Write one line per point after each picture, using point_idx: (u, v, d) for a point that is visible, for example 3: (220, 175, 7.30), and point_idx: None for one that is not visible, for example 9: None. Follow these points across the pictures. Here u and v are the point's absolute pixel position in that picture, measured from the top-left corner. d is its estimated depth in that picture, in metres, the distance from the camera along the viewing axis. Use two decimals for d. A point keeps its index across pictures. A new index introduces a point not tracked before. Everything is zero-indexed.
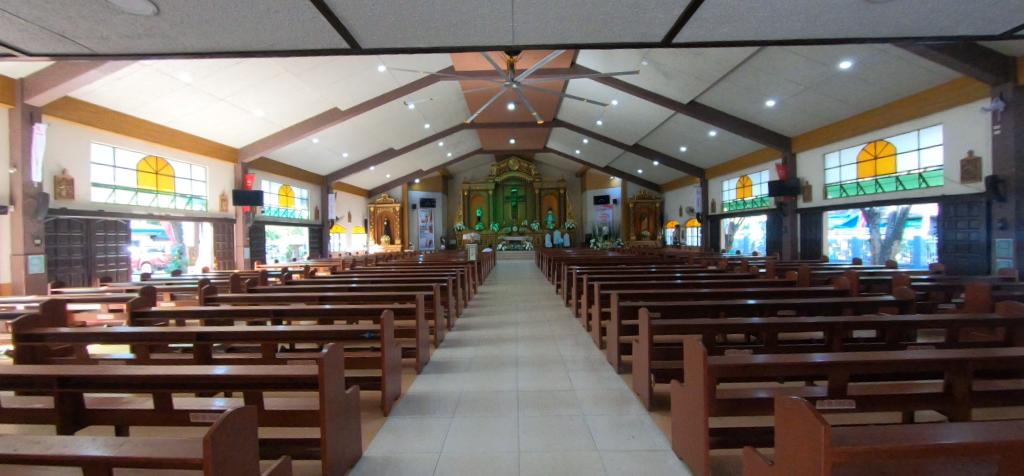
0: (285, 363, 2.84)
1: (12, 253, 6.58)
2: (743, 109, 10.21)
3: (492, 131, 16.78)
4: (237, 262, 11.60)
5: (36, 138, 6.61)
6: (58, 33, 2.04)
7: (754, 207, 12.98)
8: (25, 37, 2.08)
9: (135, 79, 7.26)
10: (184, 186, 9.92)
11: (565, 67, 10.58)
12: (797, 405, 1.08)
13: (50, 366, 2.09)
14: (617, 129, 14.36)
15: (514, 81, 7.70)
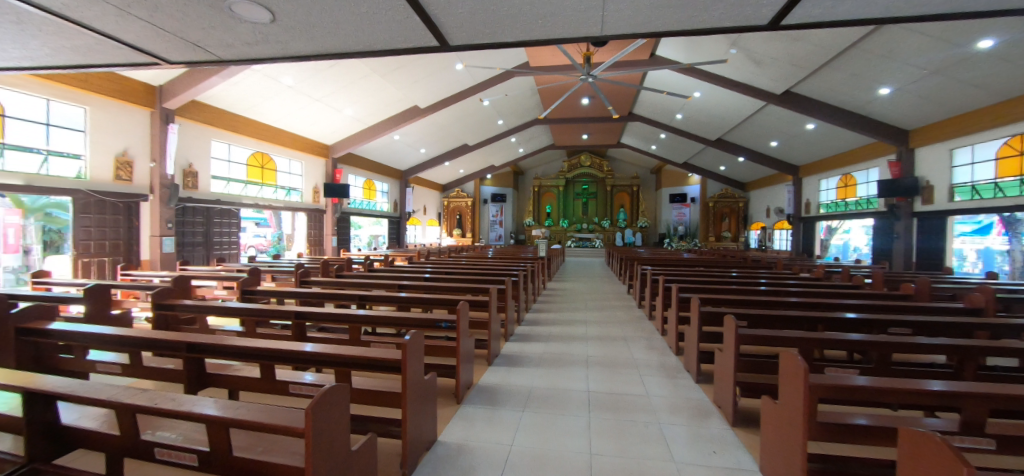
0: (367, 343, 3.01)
1: (150, 235, 7.74)
2: (850, 99, 9.11)
3: (565, 127, 16.79)
4: (326, 249, 12.76)
5: (170, 136, 7.69)
6: (194, 42, 2.33)
7: (858, 209, 11.64)
8: (169, 47, 2.40)
9: (249, 83, 8.20)
10: (285, 179, 11.04)
11: (644, 59, 10.24)
12: (931, 437, 0.95)
13: (180, 334, 2.41)
14: (699, 123, 13.57)
15: (589, 75, 7.47)
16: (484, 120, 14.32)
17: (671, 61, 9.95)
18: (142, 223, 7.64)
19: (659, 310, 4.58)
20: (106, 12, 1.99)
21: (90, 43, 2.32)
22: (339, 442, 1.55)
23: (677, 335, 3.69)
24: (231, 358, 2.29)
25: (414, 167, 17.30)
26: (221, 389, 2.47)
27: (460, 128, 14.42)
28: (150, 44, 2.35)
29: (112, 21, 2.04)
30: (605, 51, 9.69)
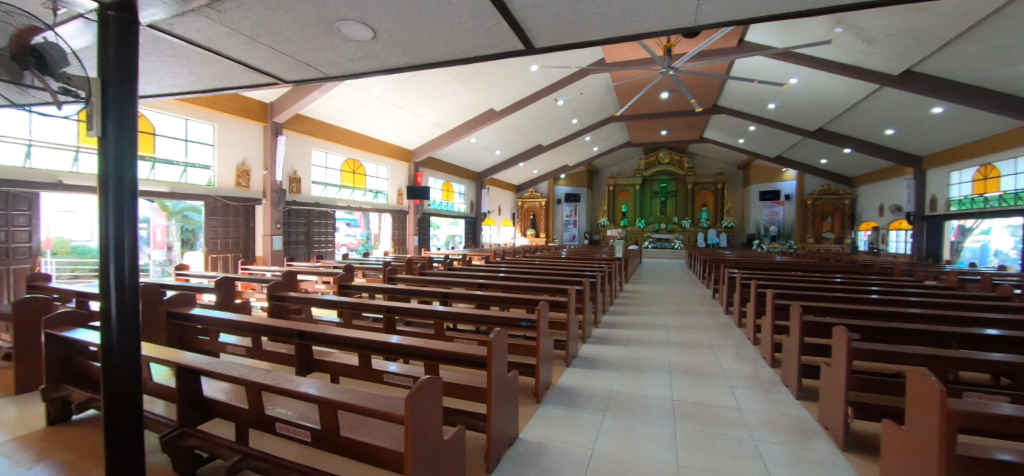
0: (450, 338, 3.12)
1: (264, 234, 8.80)
2: (990, 75, 7.69)
3: (642, 123, 16.38)
4: (409, 248, 13.57)
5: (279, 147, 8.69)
6: (308, 63, 2.61)
7: (1002, 206, 9.81)
8: (287, 68, 2.70)
9: (343, 96, 9.06)
10: (373, 182, 11.94)
11: (732, 46, 9.62)
12: None
13: (290, 322, 2.69)
14: (795, 113, 12.34)
15: (670, 67, 7.12)
16: (558, 120, 14.39)
17: (763, 46, 9.16)
18: (258, 224, 8.74)
19: (751, 317, 4.24)
20: (239, 41, 2.30)
21: (225, 69, 2.67)
22: (431, 430, 1.77)
23: (773, 346, 3.39)
24: (335, 346, 2.52)
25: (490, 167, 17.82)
26: (325, 374, 2.71)
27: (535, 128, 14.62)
28: (270, 66, 2.65)
29: (243, 48, 2.34)
30: (688, 40, 9.21)
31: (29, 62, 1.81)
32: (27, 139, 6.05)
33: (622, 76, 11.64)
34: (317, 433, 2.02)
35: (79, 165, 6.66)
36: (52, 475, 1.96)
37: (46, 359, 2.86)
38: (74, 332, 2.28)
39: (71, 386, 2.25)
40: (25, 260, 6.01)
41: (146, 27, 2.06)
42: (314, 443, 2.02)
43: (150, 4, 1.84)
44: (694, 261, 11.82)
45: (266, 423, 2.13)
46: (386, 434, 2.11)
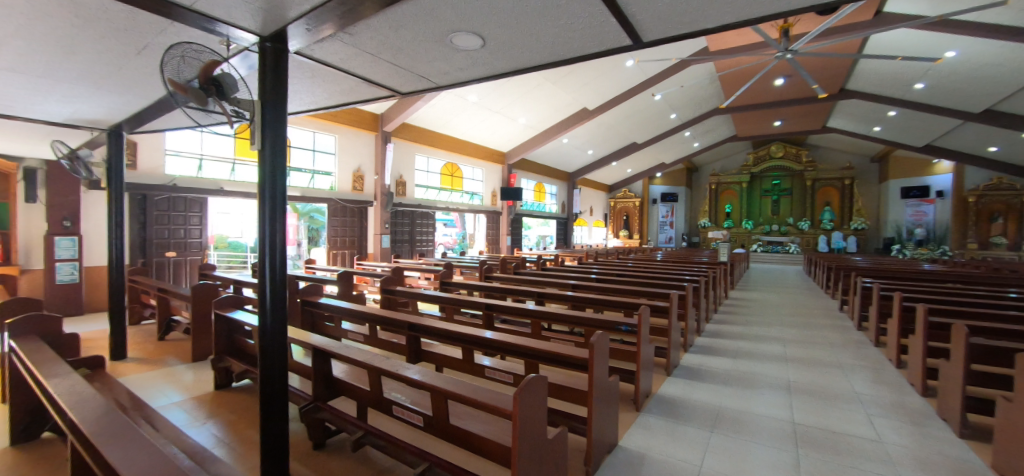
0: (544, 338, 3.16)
1: (375, 233, 9.85)
2: None
3: (752, 114, 15.28)
4: (502, 248, 14.09)
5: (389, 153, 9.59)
6: (423, 76, 2.80)
7: None
8: (404, 82, 2.93)
9: (443, 103, 9.79)
10: (469, 184, 12.56)
11: (866, 19, 8.42)
12: None
13: (399, 314, 2.92)
14: (946, 93, 10.37)
15: (787, 50, 6.40)
16: (655, 115, 13.93)
17: (908, 17, 7.78)
18: (370, 224, 9.80)
19: (894, 338, 3.64)
20: (365, 60, 2.55)
21: (352, 85, 2.96)
22: (538, 428, 1.84)
23: (924, 371, 2.88)
24: (441, 340, 2.70)
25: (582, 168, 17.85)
26: (431, 365, 2.91)
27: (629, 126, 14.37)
28: (388, 80, 2.89)
29: (368, 66, 2.59)
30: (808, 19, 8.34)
31: (212, 91, 2.14)
32: (200, 153, 7.34)
33: (727, 65, 10.89)
34: (429, 419, 2.20)
35: (235, 174, 7.79)
36: (220, 434, 2.36)
37: (213, 329, 3.43)
38: (236, 312, 2.63)
39: (231, 358, 2.62)
40: (197, 253, 7.50)
41: (296, 54, 2.41)
42: (427, 428, 2.20)
43: (295, 32, 2.18)
44: (816, 268, 10.42)
45: (385, 404, 2.36)
46: (486, 424, 2.24)
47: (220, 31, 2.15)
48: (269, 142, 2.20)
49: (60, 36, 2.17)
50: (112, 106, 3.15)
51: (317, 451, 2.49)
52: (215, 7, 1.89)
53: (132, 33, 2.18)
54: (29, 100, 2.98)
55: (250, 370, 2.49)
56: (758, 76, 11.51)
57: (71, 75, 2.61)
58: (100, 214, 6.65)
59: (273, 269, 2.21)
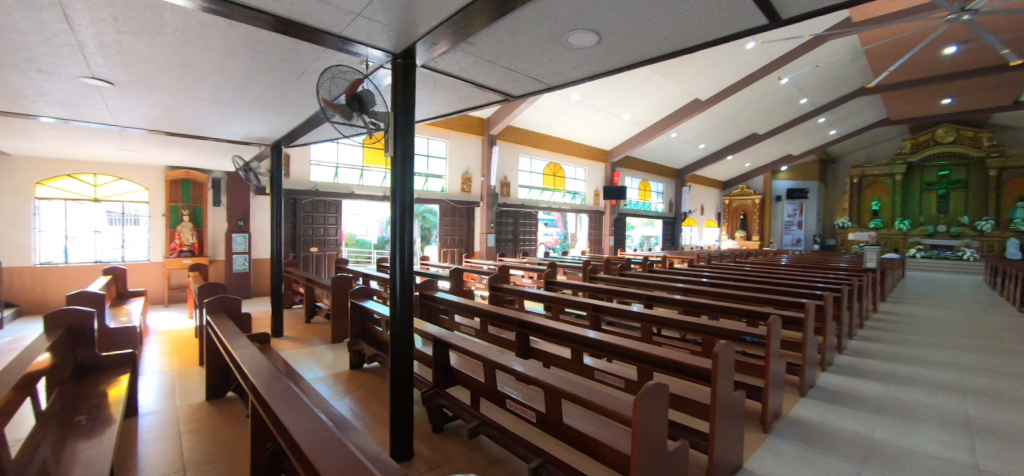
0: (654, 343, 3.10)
1: (481, 232, 10.83)
2: None
3: (910, 93, 13.26)
4: (604, 248, 14.38)
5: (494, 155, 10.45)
6: (535, 78, 2.89)
7: None
8: (516, 85, 3.04)
9: (549, 105, 10.39)
10: (571, 184, 13.23)
11: None
12: None
13: (510, 311, 3.08)
14: None
15: (961, 11, 5.25)
16: (783, 101, 12.87)
17: None
18: (476, 224, 10.84)
19: None
20: (483, 67, 2.71)
21: (467, 93, 3.16)
22: (658, 439, 1.75)
23: None
24: (552, 339, 2.79)
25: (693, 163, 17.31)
26: (539, 362, 2.96)
27: (745, 117, 13.49)
28: (501, 85, 3.01)
29: (485, 73, 2.74)
30: None
31: (355, 106, 2.43)
32: (335, 162, 8.56)
33: (875, 36, 9.75)
34: (542, 416, 2.24)
35: (364, 179, 9.00)
36: (359, 408, 2.69)
37: (349, 313, 3.92)
38: (367, 302, 2.93)
39: (363, 342, 2.95)
40: (333, 248, 8.63)
41: (422, 68, 2.67)
42: (541, 425, 2.25)
43: (422, 48, 2.43)
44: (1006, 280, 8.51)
45: (499, 397, 2.47)
46: (599, 426, 2.22)
47: (352, 50, 2.46)
48: (399, 150, 2.45)
49: (243, 70, 2.67)
50: (276, 125, 3.78)
51: (435, 434, 2.69)
52: (360, 31, 2.25)
53: (294, 62, 2.59)
54: (221, 125, 3.76)
55: (379, 353, 2.81)
56: (920, 47, 10.00)
57: (247, 102, 3.17)
58: (265, 216, 7.99)
59: (402, 261, 2.44)
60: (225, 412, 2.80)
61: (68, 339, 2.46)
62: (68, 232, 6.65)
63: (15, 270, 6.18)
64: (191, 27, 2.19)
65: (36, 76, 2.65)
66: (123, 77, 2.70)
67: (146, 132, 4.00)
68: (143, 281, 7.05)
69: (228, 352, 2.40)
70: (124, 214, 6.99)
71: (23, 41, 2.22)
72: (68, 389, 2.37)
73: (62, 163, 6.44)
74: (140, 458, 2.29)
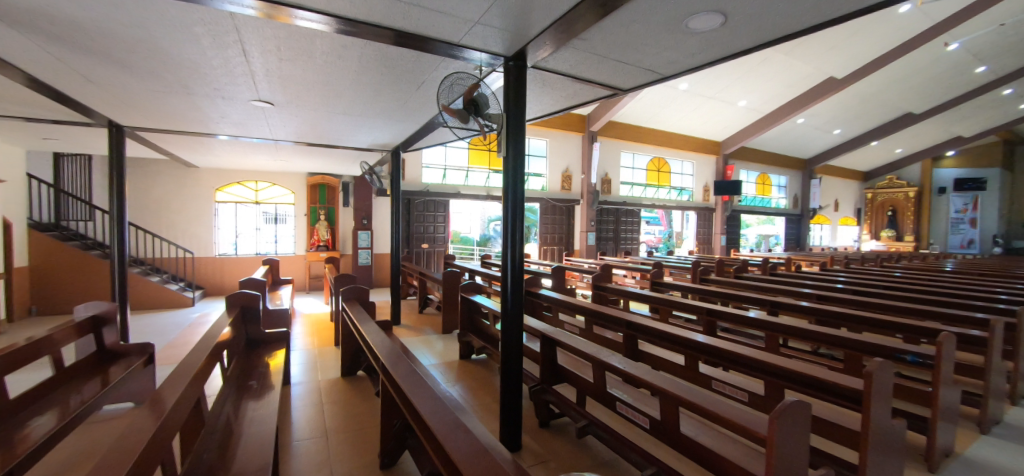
0: (778, 355, 2.97)
1: (581, 230, 11.69)
2: None
3: None
4: (715, 247, 14.45)
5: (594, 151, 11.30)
6: (649, 69, 2.84)
7: None
8: (626, 77, 2.99)
9: (654, 97, 10.87)
10: (676, 179, 13.72)
11: None
12: None
13: (618, 311, 3.12)
14: None
15: None
16: (953, 71, 11.05)
17: None
18: (577, 222, 11.70)
19: None
20: (594, 62, 2.75)
21: (575, 89, 3.20)
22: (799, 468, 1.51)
23: None
24: (663, 342, 2.76)
25: (828, 150, 15.99)
26: (648, 365, 2.99)
27: (896, 93, 12.02)
28: (610, 79, 3.03)
29: (596, 68, 2.78)
30: None
31: (471, 110, 2.61)
32: (443, 164, 9.59)
33: None
34: (656, 423, 2.16)
35: (468, 179, 9.88)
36: (472, 394, 2.88)
37: (458, 306, 4.16)
38: (477, 296, 3.18)
39: (472, 334, 3.16)
40: (440, 245, 9.46)
41: (532, 68, 2.81)
42: (654, 432, 2.16)
43: (534, 48, 2.49)
44: None
45: (609, 399, 2.44)
46: (721, 438, 2.09)
47: (463, 55, 2.61)
48: (512, 149, 2.55)
49: (375, 85, 3.00)
50: (396, 133, 4.20)
51: (542, 429, 2.74)
52: (476, 38, 2.37)
53: (416, 74, 2.84)
54: (353, 134, 4.30)
55: (488, 346, 2.98)
56: None
57: (374, 113, 3.56)
58: (385, 215, 8.92)
59: (512, 258, 2.54)
60: (356, 389, 3.18)
61: (241, 316, 2.97)
62: (237, 229, 7.99)
63: (203, 260, 7.67)
64: (336, 50, 2.51)
65: (222, 103, 3.30)
66: (281, 98, 3.21)
67: (292, 144, 4.69)
68: (291, 270, 8.28)
69: (360, 331, 2.72)
70: (276, 214, 8.23)
71: (213, 74, 2.78)
72: (242, 358, 2.88)
73: (233, 173, 7.86)
74: (293, 425, 2.71)
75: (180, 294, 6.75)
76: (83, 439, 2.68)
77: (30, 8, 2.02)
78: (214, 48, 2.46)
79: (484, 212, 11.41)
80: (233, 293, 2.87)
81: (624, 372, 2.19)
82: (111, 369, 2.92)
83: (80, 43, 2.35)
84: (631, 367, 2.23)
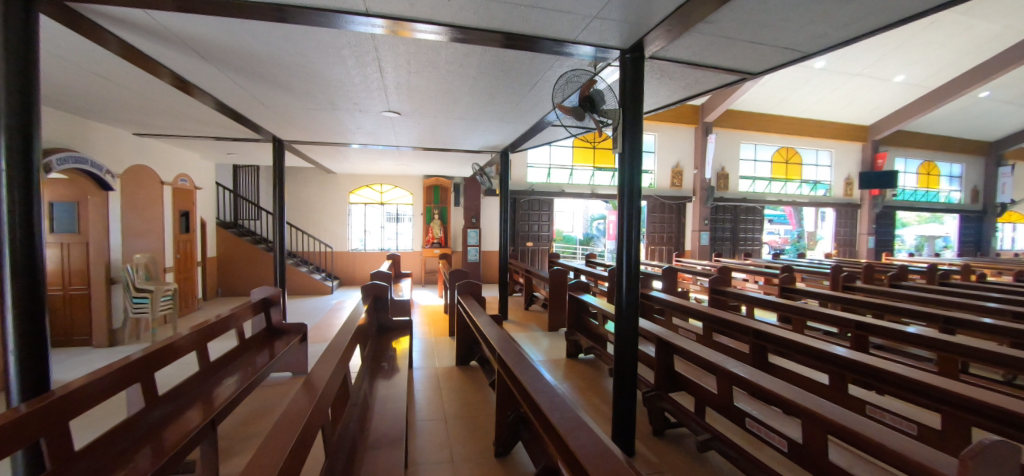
0: (956, 379, 2.46)
1: (693, 229, 11.06)
2: None
3: None
4: (860, 251, 12.84)
5: (709, 144, 10.62)
6: (788, 47, 2.53)
7: None
8: (759, 59, 2.72)
9: (783, 79, 10.02)
10: (810, 172, 12.33)
11: None
12: None
13: (741, 318, 2.90)
14: None
15: None
16: None
17: None
18: (690, 220, 11.08)
19: None
20: (721, 46, 2.53)
21: (697, 76, 3.01)
22: None
23: None
24: (797, 354, 2.48)
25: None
26: (780, 379, 2.75)
27: None
28: (736, 61, 2.76)
29: (723, 52, 2.56)
30: None
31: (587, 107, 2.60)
32: (548, 163, 9.79)
33: None
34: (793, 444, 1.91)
35: (572, 177, 9.90)
36: (580, 392, 2.91)
37: (565, 305, 4.27)
38: (586, 295, 3.25)
39: (580, 334, 3.28)
40: (544, 244, 9.69)
41: (649, 60, 2.69)
42: (794, 458, 1.85)
43: (654, 37, 2.35)
44: None
45: (736, 415, 2.19)
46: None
47: (567, 50, 2.56)
48: (628, 144, 2.47)
49: (491, 88, 3.12)
50: (507, 134, 4.36)
51: (657, 438, 2.63)
52: (593, 33, 2.32)
53: (530, 75, 2.90)
54: (466, 138, 4.57)
55: (596, 346, 3.07)
56: None
57: (488, 116, 3.73)
58: (493, 214, 9.43)
59: (629, 257, 2.44)
60: (470, 378, 3.41)
61: (375, 304, 3.37)
62: (365, 227, 9.02)
63: (338, 253, 8.80)
64: (458, 58, 2.66)
65: (358, 115, 3.74)
66: (406, 107, 3.53)
67: (412, 149, 5.14)
68: (411, 265, 9.08)
69: (475, 323, 2.91)
70: (397, 213, 9.11)
71: (354, 90, 3.15)
72: (375, 342, 3.25)
73: (363, 177, 8.90)
74: (418, 405, 2.99)
75: (321, 282, 7.80)
76: (262, 398, 3.28)
77: (224, 46, 2.49)
78: (357, 67, 2.77)
79: (586, 211, 12.08)
80: (365, 284, 3.24)
81: (754, 385, 1.96)
82: (277, 343, 3.49)
83: (256, 72, 2.84)
84: (762, 380, 1.98)
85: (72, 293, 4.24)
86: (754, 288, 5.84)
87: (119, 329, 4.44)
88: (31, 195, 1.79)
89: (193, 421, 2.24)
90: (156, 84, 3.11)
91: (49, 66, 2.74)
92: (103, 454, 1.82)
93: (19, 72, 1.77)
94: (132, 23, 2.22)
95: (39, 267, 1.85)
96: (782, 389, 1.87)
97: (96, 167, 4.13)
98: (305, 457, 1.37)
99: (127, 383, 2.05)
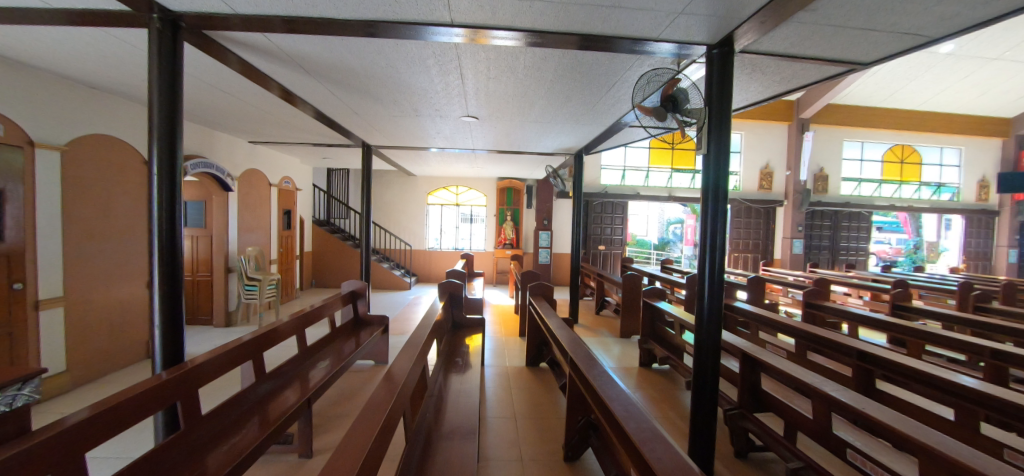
0: None
1: (783, 236, 10.16)
2: None
3: None
4: (998, 266, 10.96)
5: (805, 142, 9.72)
6: (907, 32, 2.23)
7: None
8: (871, 47, 2.42)
9: (897, 66, 8.91)
10: (932, 172, 10.77)
11: None
12: None
13: (839, 336, 2.64)
14: None
15: None
16: None
17: None
18: (779, 227, 10.22)
19: None
20: (824, 35, 2.29)
21: (796, 69, 2.76)
22: None
23: None
24: (909, 380, 2.20)
25: None
26: (891, 408, 2.46)
27: None
28: (843, 50, 2.48)
29: (826, 42, 2.32)
30: None
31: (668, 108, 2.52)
32: (622, 165, 9.57)
33: None
34: None
35: (648, 179, 9.64)
36: (653, 403, 2.83)
37: (639, 311, 4.19)
38: (660, 303, 3.24)
39: (654, 342, 3.24)
40: (618, 248, 9.50)
41: (740, 54, 2.50)
42: None
43: (745, 31, 2.19)
44: None
45: (836, 445, 1.96)
46: None
47: (646, 48, 2.46)
48: (714, 146, 2.32)
49: (568, 90, 3.10)
50: (583, 135, 4.33)
51: (739, 460, 2.47)
52: (678, 29, 2.21)
53: (609, 75, 2.84)
54: (539, 140, 4.62)
55: (672, 356, 3.00)
56: None
57: (563, 118, 3.74)
58: (565, 217, 9.47)
59: (712, 265, 2.30)
60: (539, 380, 3.46)
61: (450, 301, 3.57)
62: (441, 227, 9.45)
63: (416, 251, 9.30)
64: (536, 63, 2.69)
65: (439, 120, 3.93)
66: (484, 112, 3.64)
67: (487, 152, 5.31)
68: (483, 264, 9.37)
69: (546, 324, 2.95)
70: (471, 214, 9.45)
71: (436, 97, 3.31)
72: (450, 337, 3.43)
73: (441, 179, 9.37)
74: (489, 402, 3.10)
75: (400, 278, 8.31)
76: (350, 384, 3.59)
77: (323, 61, 2.75)
78: (439, 75, 2.91)
79: (661, 215, 11.49)
80: (443, 282, 3.42)
81: (858, 411, 1.73)
82: (363, 333, 3.80)
83: (350, 84, 3.11)
84: (869, 407, 1.75)
85: (199, 278, 4.96)
86: (858, 304, 5.32)
87: (233, 311, 5.09)
88: (174, 196, 2.10)
89: (289, 400, 2.46)
90: (270, 99, 3.56)
91: (193, 87, 3.28)
92: (222, 422, 2.09)
93: (170, 89, 2.09)
94: (253, 46, 2.54)
95: (181, 257, 2.16)
96: (893, 419, 1.64)
97: (218, 171, 4.73)
98: (392, 439, 1.47)
99: (241, 361, 2.34)
